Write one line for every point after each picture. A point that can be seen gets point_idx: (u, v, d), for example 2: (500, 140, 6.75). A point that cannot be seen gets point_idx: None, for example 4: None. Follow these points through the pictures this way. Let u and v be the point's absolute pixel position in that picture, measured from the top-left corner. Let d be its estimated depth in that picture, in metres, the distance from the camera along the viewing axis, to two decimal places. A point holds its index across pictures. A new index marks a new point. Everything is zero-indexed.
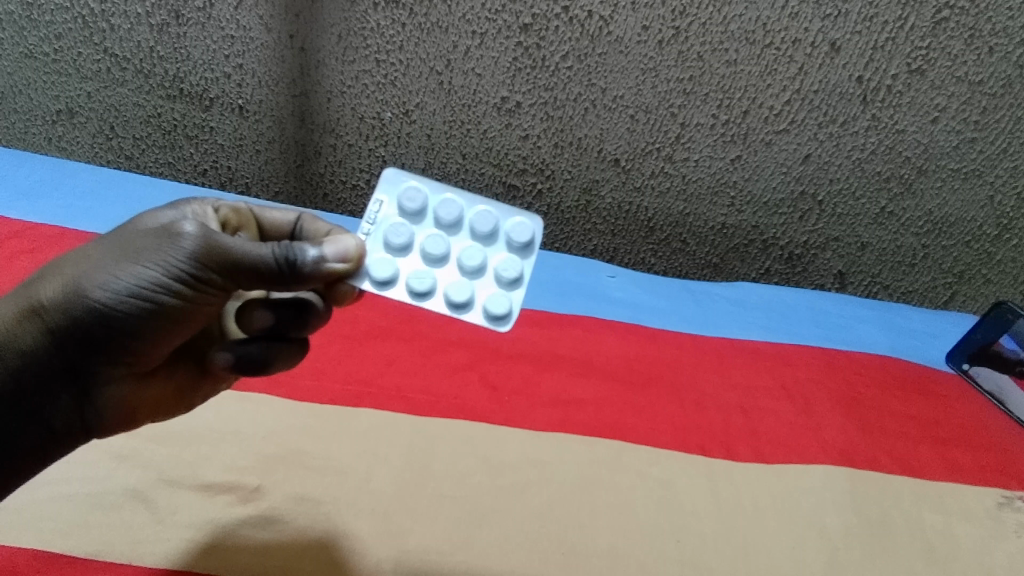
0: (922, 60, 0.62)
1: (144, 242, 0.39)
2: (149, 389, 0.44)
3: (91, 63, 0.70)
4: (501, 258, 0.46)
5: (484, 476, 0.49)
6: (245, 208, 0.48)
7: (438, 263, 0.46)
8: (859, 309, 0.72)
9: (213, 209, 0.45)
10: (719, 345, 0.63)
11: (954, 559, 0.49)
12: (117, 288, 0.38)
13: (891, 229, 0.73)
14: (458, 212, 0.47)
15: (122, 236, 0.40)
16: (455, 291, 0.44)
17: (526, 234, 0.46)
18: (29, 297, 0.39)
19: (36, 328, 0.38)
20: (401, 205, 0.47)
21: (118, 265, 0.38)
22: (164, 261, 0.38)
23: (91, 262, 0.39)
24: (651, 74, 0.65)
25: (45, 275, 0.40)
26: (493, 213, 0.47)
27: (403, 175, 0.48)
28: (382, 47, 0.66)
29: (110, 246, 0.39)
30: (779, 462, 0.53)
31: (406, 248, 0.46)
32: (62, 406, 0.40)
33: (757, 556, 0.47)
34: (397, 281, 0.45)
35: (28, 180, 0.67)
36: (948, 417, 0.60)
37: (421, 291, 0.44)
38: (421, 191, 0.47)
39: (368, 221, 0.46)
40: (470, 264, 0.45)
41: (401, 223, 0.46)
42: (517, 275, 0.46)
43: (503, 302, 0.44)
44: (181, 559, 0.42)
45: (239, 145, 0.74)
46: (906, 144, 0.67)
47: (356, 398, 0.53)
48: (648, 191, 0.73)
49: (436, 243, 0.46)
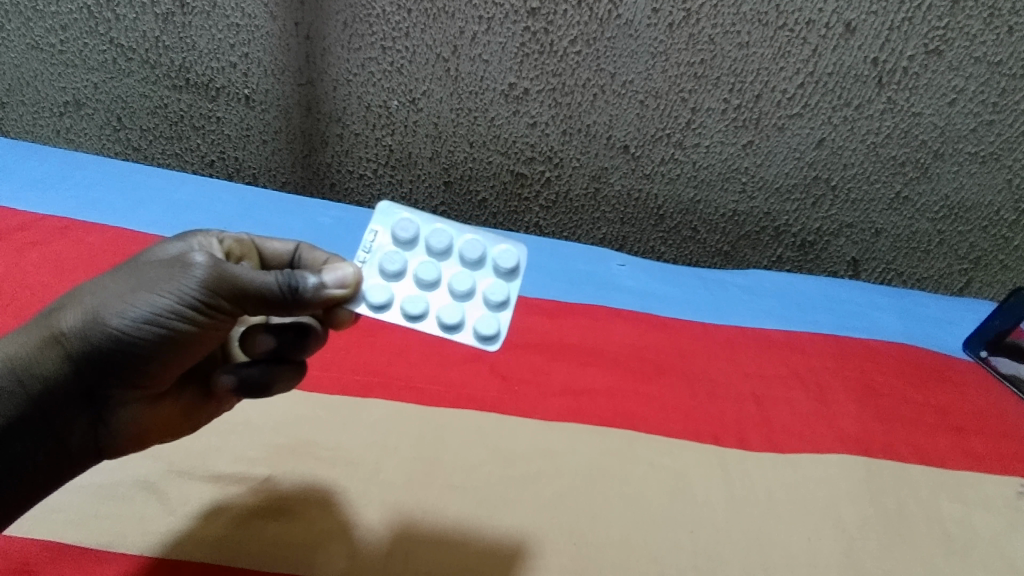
0: (940, 40, 0.61)
1: (156, 271, 0.39)
2: (162, 409, 0.43)
3: (97, 54, 0.69)
4: (489, 283, 0.46)
5: (495, 467, 0.48)
6: (247, 238, 0.46)
7: (430, 287, 0.45)
8: (873, 295, 0.71)
9: (217, 241, 0.44)
10: (731, 332, 0.63)
11: (972, 549, 0.49)
12: (131, 315, 0.38)
13: (906, 214, 0.72)
14: (448, 241, 0.46)
15: (135, 266, 0.40)
16: (447, 313, 0.44)
17: (512, 259, 0.46)
18: (47, 326, 0.38)
19: (56, 354, 0.38)
20: (393, 234, 0.46)
21: (133, 292, 0.38)
22: (175, 289, 0.38)
23: (107, 291, 0.38)
24: (662, 58, 0.64)
25: (64, 304, 0.39)
26: (481, 241, 0.46)
27: (396, 206, 0.47)
28: (387, 34, 0.65)
29: (123, 276, 0.39)
30: (793, 451, 0.53)
31: (400, 274, 0.45)
32: (77, 423, 0.40)
33: (772, 547, 0.47)
34: (392, 305, 0.44)
35: (36, 172, 0.67)
36: (966, 405, 0.59)
37: (415, 314, 0.43)
38: (413, 221, 0.47)
39: (363, 249, 0.45)
40: (460, 289, 0.45)
41: (394, 252, 0.45)
42: (505, 298, 0.45)
43: (492, 323, 0.44)
44: (192, 549, 0.42)
45: (246, 135, 0.74)
46: (923, 127, 0.66)
47: (365, 389, 0.52)
48: (657, 178, 0.72)
49: (428, 269, 0.45)
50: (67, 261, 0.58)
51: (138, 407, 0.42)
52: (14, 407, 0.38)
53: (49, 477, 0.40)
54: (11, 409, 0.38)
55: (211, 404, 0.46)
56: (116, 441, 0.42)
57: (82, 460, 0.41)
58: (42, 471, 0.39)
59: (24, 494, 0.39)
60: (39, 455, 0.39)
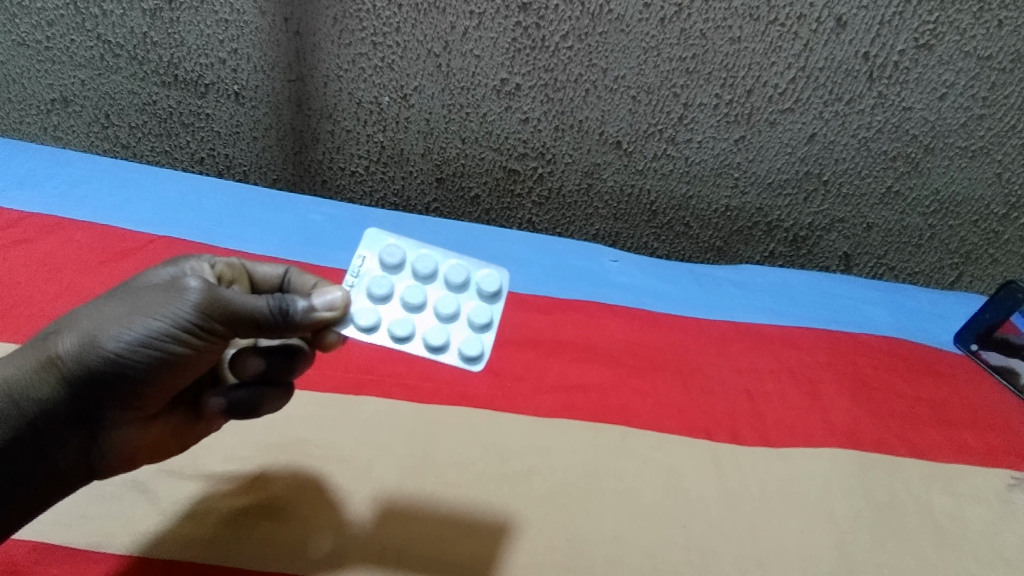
0: (930, 35, 0.61)
1: (151, 295, 0.38)
2: (155, 430, 0.42)
3: (84, 50, 0.69)
4: (472, 306, 0.46)
5: (487, 464, 0.48)
6: (237, 262, 0.45)
7: (417, 310, 0.45)
8: (865, 289, 0.71)
9: (209, 265, 0.43)
10: (723, 327, 0.63)
11: (964, 542, 0.49)
12: (127, 338, 0.37)
13: (897, 209, 0.72)
14: (433, 266, 0.46)
15: (130, 290, 0.39)
16: (433, 334, 0.44)
17: (495, 283, 0.46)
18: (43, 349, 0.38)
19: (52, 378, 0.38)
20: (381, 259, 0.46)
21: (127, 316, 0.37)
22: (169, 312, 0.37)
23: (102, 315, 0.38)
24: (653, 54, 0.64)
25: (60, 328, 0.39)
26: (465, 265, 0.47)
27: (383, 233, 0.47)
28: (378, 29, 0.64)
29: (118, 300, 0.38)
30: (785, 445, 0.53)
31: (387, 297, 0.45)
32: (70, 444, 0.39)
33: (765, 541, 0.47)
34: (379, 327, 0.44)
35: (23, 170, 0.66)
36: (957, 398, 0.60)
37: (402, 336, 0.43)
38: (399, 246, 0.47)
39: (351, 274, 0.45)
40: (445, 311, 0.45)
41: (381, 277, 0.45)
42: (488, 321, 0.45)
43: (476, 344, 0.44)
44: (182, 549, 0.42)
45: (236, 132, 0.73)
46: (913, 122, 0.66)
47: (356, 386, 0.52)
48: (650, 173, 0.72)
49: (414, 291, 0.45)
50: (56, 261, 0.57)
51: (133, 427, 0.41)
52: (10, 429, 0.38)
53: (44, 495, 0.39)
54: (8, 431, 0.38)
55: (199, 425, 0.45)
56: (109, 461, 0.41)
57: (76, 480, 0.40)
58: (37, 489, 0.39)
59: (19, 510, 0.39)
60: (34, 475, 0.39)
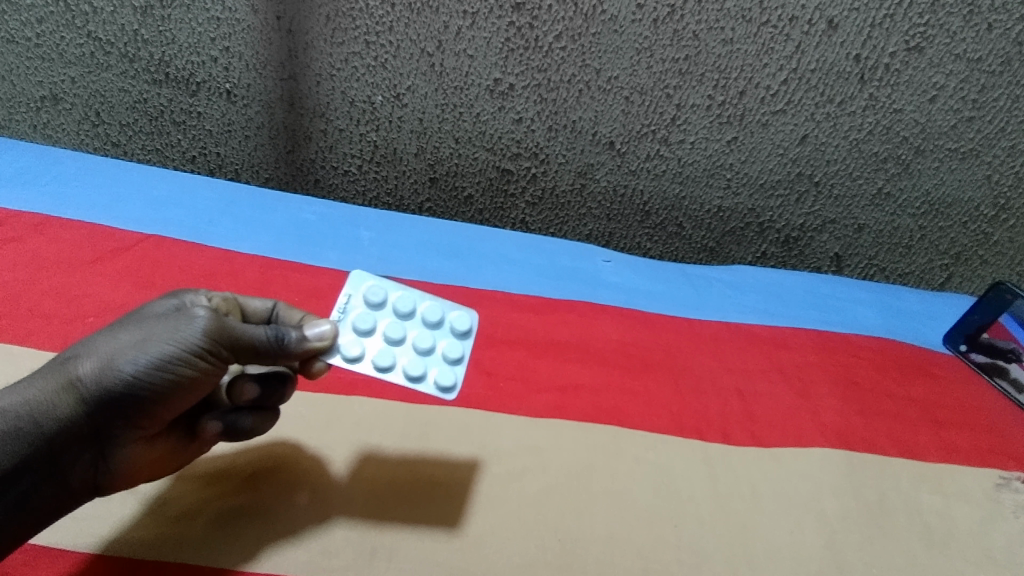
0: (920, 37, 0.61)
1: (165, 321, 0.38)
2: (159, 446, 0.41)
3: (74, 47, 0.68)
4: (446, 342, 0.46)
5: (479, 464, 0.48)
6: (229, 295, 0.44)
7: (397, 343, 0.45)
8: (855, 290, 0.71)
9: (206, 297, 0.42)
10: (715, 328, 0.63)
11: (953, 541, 0.49)
12: (145, 361, 0.37)
13: (888, 210, 0.73)
14: (413, 304, 0.47)
15: (144, 317, 0.39)
16: (411, 365, 0.44)
17: (466, 322, 0.47)
18: (62, 372, 0.38)
19: (72, 399, 0.37)
20: (364, 297, 0.46)
21: (145, 340, 0.38)
22: (182, 337, 0.38)
23: (119, 341, 0.38)
24: (646, 54, 0.64)
25: (74, 352, 0.39)
26: (440, 305, 0.47)
27: (367, 274, 0.48)
28: (371, 28, 0.64)
29: (135, 326, 0.39)
30: (777, 445, 0.53)
31: (370, 332, 0.45)
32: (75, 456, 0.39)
33: (755, 540, 0.47)
34: (364, 357, 0.44)
35: (10, 168, 0.65)
36: (946, 398, 0.60)
37: (383, 366, 0.43)
38: (382, 285, 0.47)
39: (336, 309, 0.45)
40: (423, 345, 0.45)
41: (365, 313, 0.45)
42: (462, 355, 0.46)
43: (450, 374, 0.44)
44: (166, 550, 0.41)
45: (227, 130, 0.73)
46: (904, 124, 0.66)
47: (349, 387, 0.52)
48: (643, 174, 0.72)
49: (395, 326, 0.45)
50: (46, 261, 0.57)
51: (139, 445, 0.40)
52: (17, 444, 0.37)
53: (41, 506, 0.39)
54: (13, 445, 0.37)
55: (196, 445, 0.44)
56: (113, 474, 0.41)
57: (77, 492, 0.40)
58: (40, 504, 0.38)
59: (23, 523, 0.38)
60: (44, 489, 0.38)
